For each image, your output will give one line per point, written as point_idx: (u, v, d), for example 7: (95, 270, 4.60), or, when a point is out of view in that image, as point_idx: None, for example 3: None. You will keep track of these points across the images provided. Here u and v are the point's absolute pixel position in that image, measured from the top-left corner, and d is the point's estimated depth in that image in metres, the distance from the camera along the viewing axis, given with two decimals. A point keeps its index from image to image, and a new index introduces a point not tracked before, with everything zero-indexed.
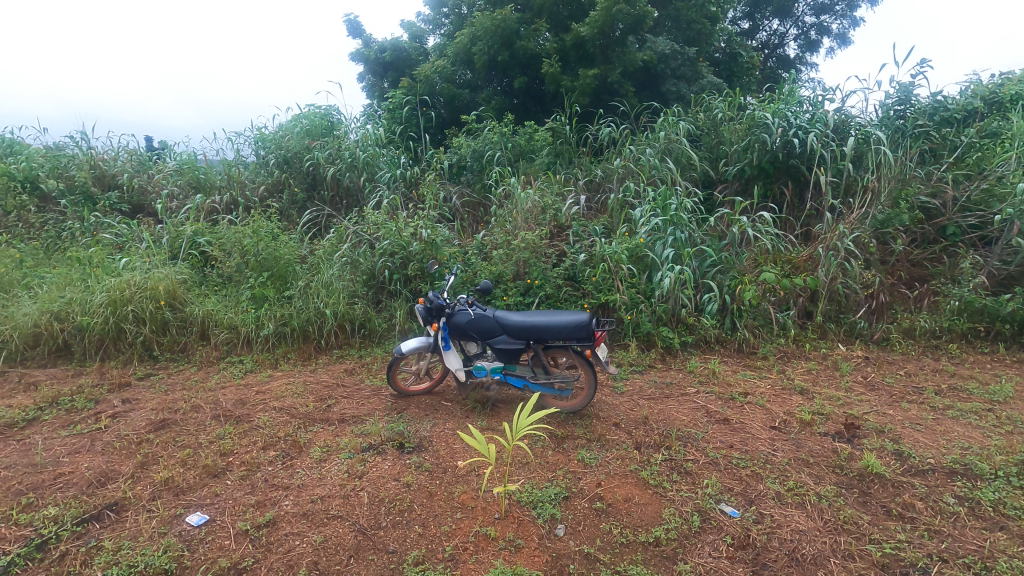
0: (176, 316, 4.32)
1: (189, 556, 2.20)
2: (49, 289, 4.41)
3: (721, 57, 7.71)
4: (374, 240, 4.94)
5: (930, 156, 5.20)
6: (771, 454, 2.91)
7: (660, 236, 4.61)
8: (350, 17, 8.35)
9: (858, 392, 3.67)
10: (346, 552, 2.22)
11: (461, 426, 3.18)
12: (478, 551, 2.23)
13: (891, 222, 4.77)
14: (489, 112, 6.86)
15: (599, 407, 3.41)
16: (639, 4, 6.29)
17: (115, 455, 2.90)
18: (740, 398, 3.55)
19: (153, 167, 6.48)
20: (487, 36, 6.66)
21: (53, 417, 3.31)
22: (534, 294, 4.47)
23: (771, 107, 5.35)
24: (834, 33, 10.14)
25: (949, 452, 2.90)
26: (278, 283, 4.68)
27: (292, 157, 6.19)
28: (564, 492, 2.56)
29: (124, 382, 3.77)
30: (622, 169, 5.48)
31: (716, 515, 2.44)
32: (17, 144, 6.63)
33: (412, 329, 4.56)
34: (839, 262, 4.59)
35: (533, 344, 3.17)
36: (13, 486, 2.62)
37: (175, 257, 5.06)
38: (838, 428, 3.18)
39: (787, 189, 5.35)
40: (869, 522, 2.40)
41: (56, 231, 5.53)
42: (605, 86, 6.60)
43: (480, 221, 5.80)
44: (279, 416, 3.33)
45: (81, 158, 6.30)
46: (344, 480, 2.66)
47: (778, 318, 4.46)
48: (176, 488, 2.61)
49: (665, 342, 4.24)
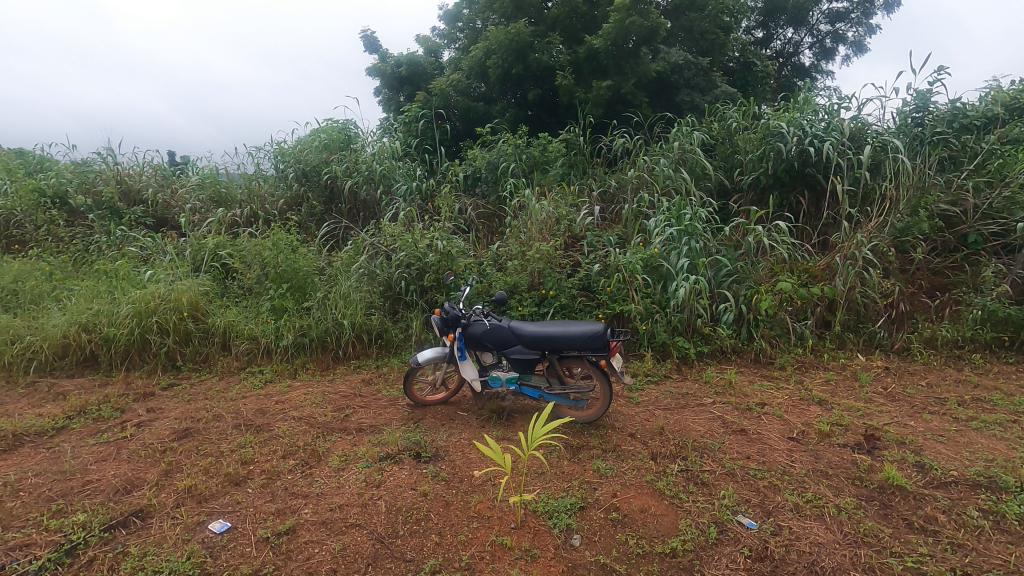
0: (198, 328, 4.41)
1: (212, 563, 2.24)
2: (78, 302, 4.54)
3: (735, 67, 7.71)
4: (391, 252, 5.01)
5: (950, 163, 5.09)
6: (790, 465, 2.89)
7: (675, 246, 4.62)
8: (366, 33, 8.56)
9: (878, 403, 3.62)
10: (364, 560, 2.25)
11: (477, 435, 3.21)
12: (495, 561, 2.24)
13: (911, 231, 4.66)
14: (504, 125, 6.95)
15: (616, 417, 3.42)
16: (651, 15, 6.33)
17: (140, 463, 2.97)
18: (757, 409, 3.53)
19: (177, 182, 6.64)
20: (502, 49, 6.74)
21: (81, 426, 3.40)
22: (550, 304, 4.52)
23: (787, 116, 5.37)
24: (850, 41, 10.07)
25: (972, 464, 2.85)
26: (297, 294, 4.76)
27: (311, 171, 6.32)
28: (579, 502, 2.57)
29: (149, 393, 3.86)
30: (636, 179, 5.49)
31: (734, 526, 2.43)
32: (47, 160, 6.83)
33: (428, 339, 4.64)
34: (857, 271, 4.53)
35: (549, 355, 3.19)
36: (43, 493, 2.70)
37: (198, 268, 5.18)
38: (858, 439, 3.14)
39: (803, 198, 5.30)
40: (890, 535, 2.37)
41: (84, 245, 5.68)
42: (619, 96, 6.63)
43: (495, 232, 5.86)
44: (299, 424, 3.39)
45: (108, 174, 6.48)
46: (362, 488, 2.70)
47: (795, 328, 4.43)
48: (199, 496, 2.67)
49: (680, 353, 4.23)
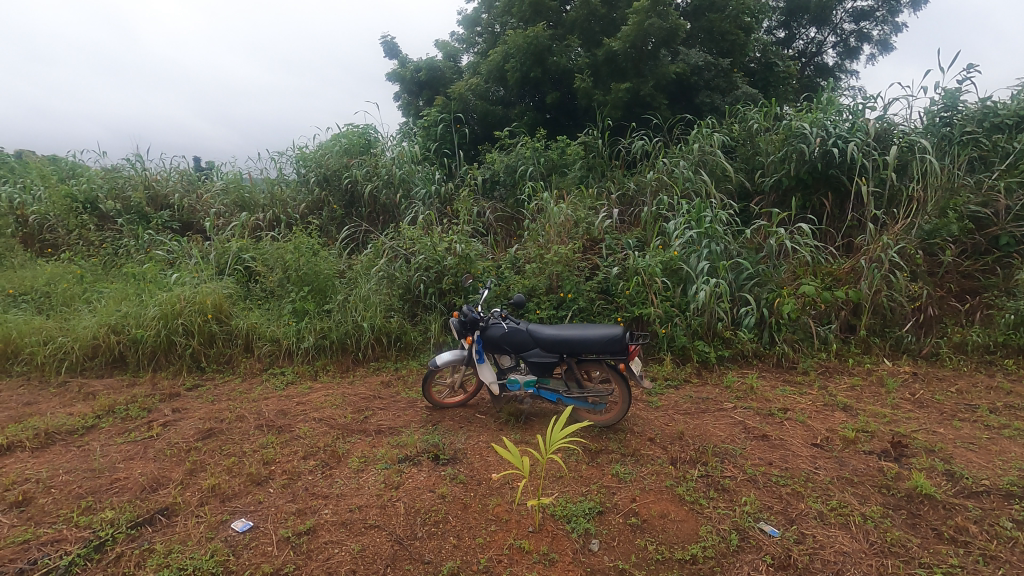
0: (222, 330, 4.49)
1: (235, 561, 2.28)
2: (107, 304, 4.66)
3: (757, 67, 7.61)
4: (410, 255, 5.05)
5: (980, 163, 4.96)
6: (813, 472, 2.83)
7: (695, 249, 4.57)
8: (386, 39, 8.69)
9: (906, 409, 3.53)
10: (383, 562, 2.26)
11: (495, 438, 3.21)
12: (513, 565, 2.23)
13: (939, 233, 4.58)
14: (522, 128, 6.96)
15: (634, 422, 3.39)
16: (670, 17, 6.31)
17: (166, 462, 3.03)
18: (779, 414, 3.47)
19: (202, 187, 6.79)
20: (520, 53, 6.77)
21: (109, 425, 3.48)
22: (568, 307, 4.50)
23: (809, 116, 5.28)
24: (875, 40, 9.89)
25: (1005, 473, 2.77)
26: (318, 297, 4.83)
27: (331, 175, 6.41)
28: (598, 506, 2.55)
29: (175, 393, 3.94)
30: (656, 182, 5.45)
31: (756, 534, 2.39)
32: (79, 166, 7.04)
33: (447, 342, 4.66)
34: (883, 274, 4.43)
35: (567, 358, 3.18)
36: (73, 490, 2.77)
37: (222, 271, 5.28)
38: (884, 446, 3.07)
39: (826, 199, 5.20)
40: (919, 545, 2.31)
41: (113, 248, 5.83)
42: (638, 99, 6.58)
43: (513, 235, 5.87)
44: (320, 425, 3.43)
45: (136, 180, 6.65)
46: (381, 490, 2.72)
47: (819, 332, 4.35)
48: (222, 495, 2.72)
49: (700, 357, 4.18)
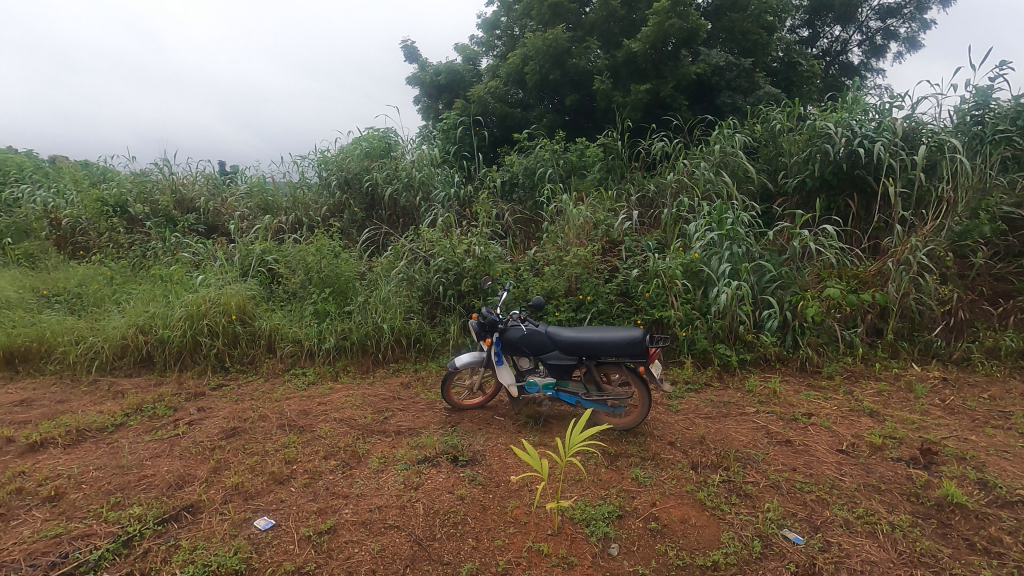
0: (246, 330, 4.57)
1: (257, 559, 2.31)
2: (135, 305, 4.78)
3: (780, 67, 7.49)
4: (430, 257, 5.08)
5: (1013, 163, 4.81)
6: (838, 479, 2.77)
7: (716, 251, 4.51)
8: (407, 43, 8.76)
9: (935, 415, 3.44)
10: (403, 562, 2.27)
11: (513, 440, 3.22)
12: (531, 567, 2.22)
13: (969, 234, 4.43)
14: (541, 130, 6.96)
15: (654, 425, 3.36)
16: (691, 18, 6.25)
17: (192, 460, 3.10)
18: (803, 419, 3.41)
19: (227, 190, 6.93)
20: (539, 55, 6.79)
21: (137, 423, 3.57)
22: (587, 310, 4.48)
23: (834, 115, 5.19)
24: (902, 37, 9.67)
25: None
26: (339, 298, 4.89)
27: (353, 178, 6.49)
28: (617, 510, 2.53)
29: (200, 392, 4.02)
30: (676, 183, 5.40)
31: (779, 541, 2.34)
32: (109, 171, 7.24)
33: (465, 343, 4.68)
34: (911, 277, 4.33)
35: (586, 361, 3.16)
36: (103, 486, 2.85)
37: (245, 273, 5.37)
38: (913, 453, 2.99)
39: (852, 200, 5.10)
40: (950, 556, 2.24)
41: (142, 251, 5.98)
42: (658, 100, 6.53)
43: (532, 237, 5.87)
44: (340, 426, 3.47)
45: (164, 183, 6.81)
46: (400, 490, 2.73)
47: (844, 336, 4.27)
48: (246, 494, 2.76)
49: (722, 360, 4.13)
